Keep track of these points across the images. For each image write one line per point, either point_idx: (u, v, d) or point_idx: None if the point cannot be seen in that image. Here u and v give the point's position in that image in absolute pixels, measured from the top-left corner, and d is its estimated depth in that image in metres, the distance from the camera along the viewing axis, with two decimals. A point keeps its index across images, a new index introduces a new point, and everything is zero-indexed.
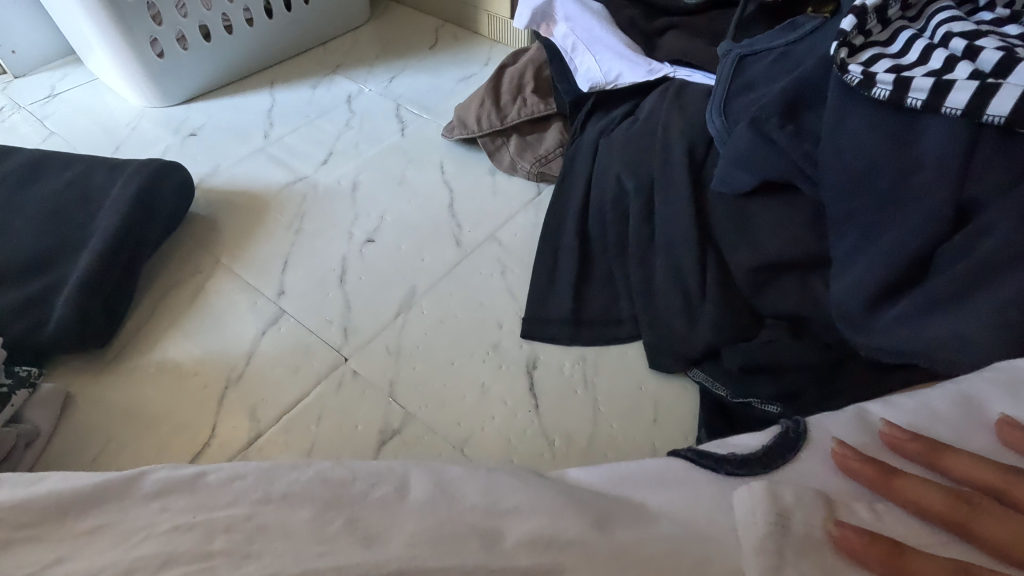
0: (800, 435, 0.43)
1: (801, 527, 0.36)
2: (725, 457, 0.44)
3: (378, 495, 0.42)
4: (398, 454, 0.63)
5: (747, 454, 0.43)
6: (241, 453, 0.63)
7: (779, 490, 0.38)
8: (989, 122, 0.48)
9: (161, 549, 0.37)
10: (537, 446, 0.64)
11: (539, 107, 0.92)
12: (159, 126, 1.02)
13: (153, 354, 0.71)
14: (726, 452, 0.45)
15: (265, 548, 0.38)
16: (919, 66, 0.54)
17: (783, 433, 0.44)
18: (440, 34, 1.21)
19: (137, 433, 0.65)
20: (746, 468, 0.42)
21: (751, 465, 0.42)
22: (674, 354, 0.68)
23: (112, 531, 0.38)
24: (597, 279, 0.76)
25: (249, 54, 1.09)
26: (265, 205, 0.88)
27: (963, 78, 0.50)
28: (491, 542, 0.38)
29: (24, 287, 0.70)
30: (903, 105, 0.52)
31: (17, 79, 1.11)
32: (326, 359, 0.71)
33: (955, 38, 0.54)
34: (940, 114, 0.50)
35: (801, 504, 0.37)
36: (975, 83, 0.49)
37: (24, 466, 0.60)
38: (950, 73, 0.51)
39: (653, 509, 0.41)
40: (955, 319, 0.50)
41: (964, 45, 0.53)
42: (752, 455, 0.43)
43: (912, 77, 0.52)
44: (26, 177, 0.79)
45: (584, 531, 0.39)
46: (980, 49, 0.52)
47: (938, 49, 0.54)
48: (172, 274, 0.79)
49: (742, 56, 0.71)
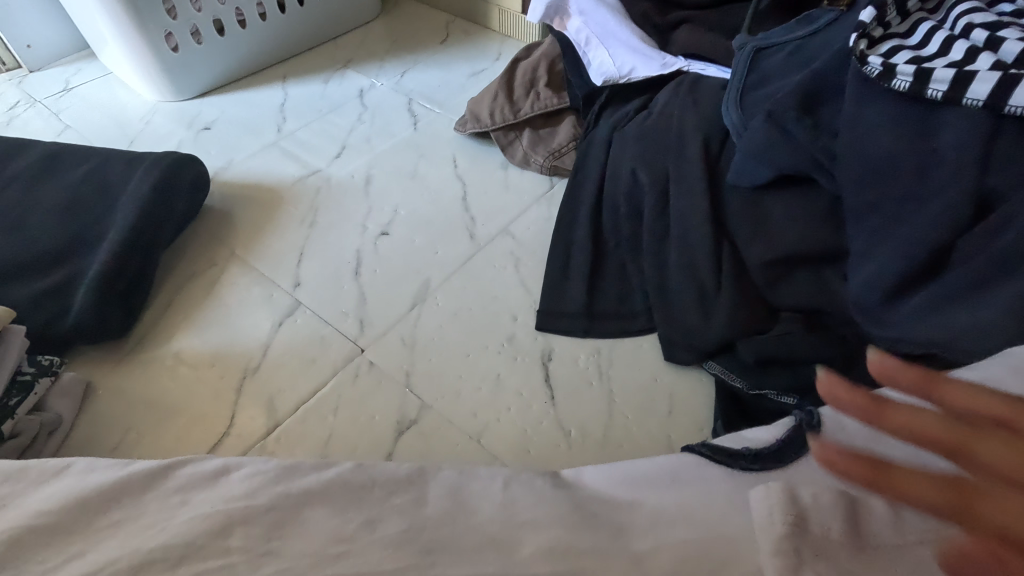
0: (814, 426, 0.44)
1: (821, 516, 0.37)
2: (740, 452, 0.45)
3: (399, 506, 0.42)
4: (414, 444, 0.64)
5: (761, 448, 0.44)
6: (259, 444, 0.64)
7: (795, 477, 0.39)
8: (1011, 112, 0.48)
9: (186, 534, 0.37)
10: (552, 437, 0.64)
11: (552, 101, 0.93)
12: (173, 120, 1.02)
13: (169, 346, 0.72)
14: (741, 446, 0.45)
15: (282, 547, 0.38)
16: (939, 57, 0.54)
17: (796, 425, 0.45)
18: (451, 29, 1.21)
19: (156, 423, 0.65)
20: (760, 463, 0.43)
21: (765, 459, 0.43)
22: (689, 347, 0.68)
23: (139, 519, 0.39)
24: (611, 272, 0.76)
25: (261, 49, 1.10)
26: (279, 198, 0.89)
27: (985, 70, 0.50)
28: (505, 550, 0.39)
29: (42, 278, 0.70)
30: (923, 96, 0.53)
31: (31, 73, 1.12)
32: (342, 351, 0.71)
33: (976, 30, 0.54)
34: (961, 106, 0.50)
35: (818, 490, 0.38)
36: (997, 75, 0.49)
37: (45, 455, 0.60)
38: (971, 64, 0.51)
39: (673, 503, 0.41)
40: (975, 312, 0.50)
41: (985, 36, 0.53)
42: (766, 450, 0.44)
43: (932, 69, 0.52)
44: (44, 169, 0.79)
45: (603, 541, 0.39)
46: (1001, 41, 0.52)
47: (958, 40, 0.54)
48: (187, 267, 0.80)
49: (758, 49, 0.71)
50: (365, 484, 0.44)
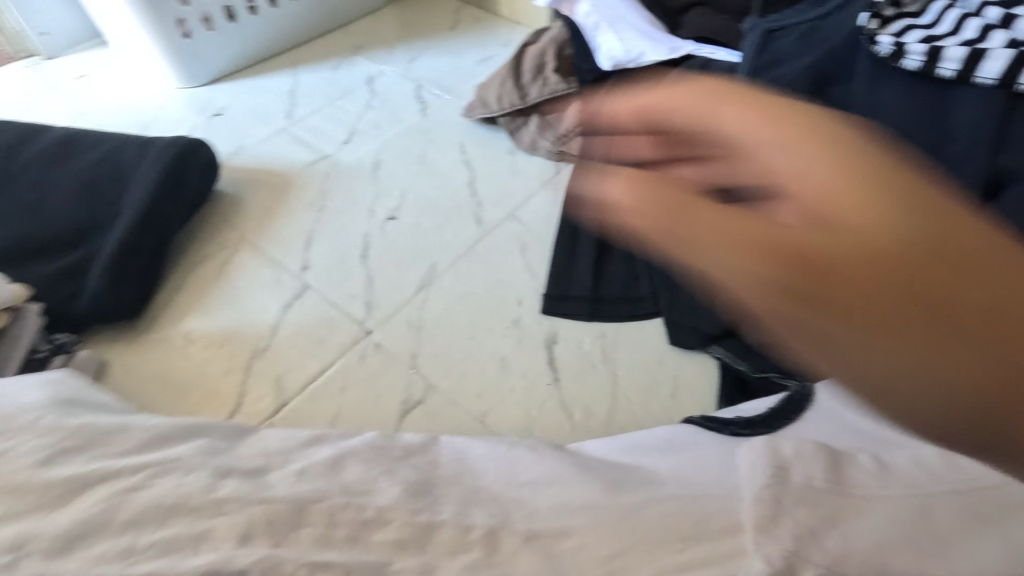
0: (803, 400, 0.51)
1: (791, 475, 0.40)
2: (729, 420, 0.53)
3: None
4: (420, 426, 0.64)
5: (754, 418, 0.51)
6: (268, 421, 0.65)
7: (778, 443, 0.43)
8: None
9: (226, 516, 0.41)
10: (557, 419, 0.64)
11: (561, 86, 0.90)
12: (184, 106, 1.04)
13: (181, 326, 0.73)
14: (732, 415, 0.53)
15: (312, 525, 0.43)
16: (952, 36, 0.53)
17: (790, 399, 0.51)
18: (460, 16, 1.21)
19: (170, 399, 0.67)
20: (750, 429, 0.50)
21: (755, 426, 0.50)
22: (695, 331, 0.67)
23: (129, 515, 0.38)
24: (617, 257, 0.75)
25: (273, 35, 1.10)
26: (290, 183, 0.90)
27: (999, 48, 0.49)
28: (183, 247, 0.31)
29: (58, 260, 0.72)
30: (934, 76, 0.52)
31: (48, 60, 1.14)
32: (349, 333, 0.72)
33: (991, 7, 0.53)
34: (973, 85, 0.50)
35: (803, 457, 0.42)
36: (1011, 53, 0.48)
37: None
38: (984, 42, 0.50)
39: (665, 475, 0.47)
40: None
41: (1000, 14, 0.52)
42: (758, 417, 0.51)
43: (944, 47, 0.51)
44: (58, 154, 0.79)
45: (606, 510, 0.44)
46: (1015, 19, 0.51)
47: (971, 18, 0.53)
48: (198, 252, 0.81)
49: (768, 31, 0.71)
50: None
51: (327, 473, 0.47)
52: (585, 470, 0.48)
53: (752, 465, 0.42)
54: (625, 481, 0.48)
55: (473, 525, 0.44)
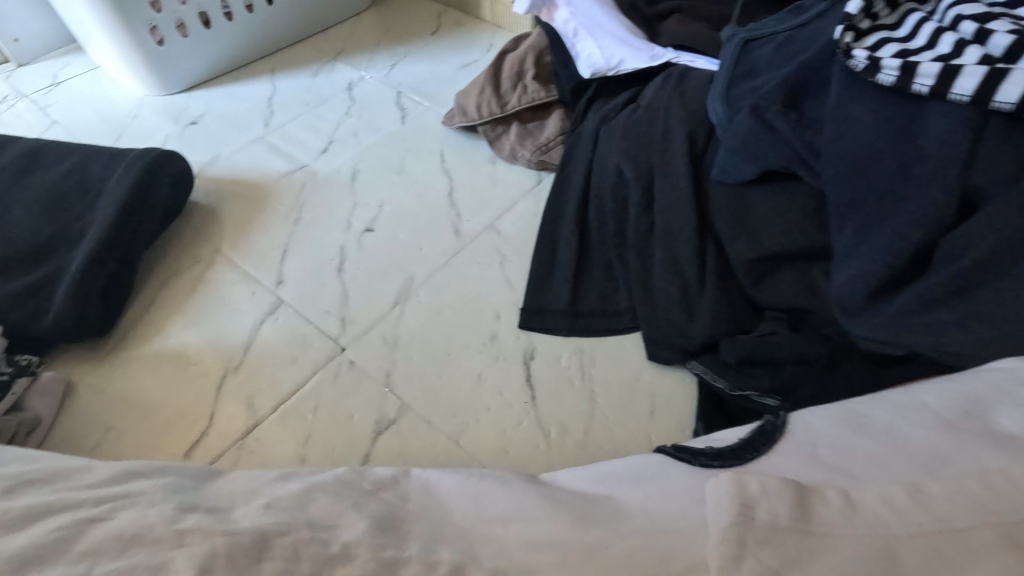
0: (775, 428, 0.47)
1: (752, 513, 0.34)
2: (701, 451, 0.49)
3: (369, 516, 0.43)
4: (394, 446, 0.63)
5: (723, 449, 0.48)
6: (238, 443, 0.64)
7: (742, 478, 0.36)
8: (998, 110, 0.46)
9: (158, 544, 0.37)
10: (532, 438, 0.63)
11: (540, 94, 0.90)
12: (159, 115, 1.02)
13: (152, 344, 0.72)
14: (705, 447, 0.50)
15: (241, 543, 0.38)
16: (927, 51, 0.52)
17: (761, 428, 0.48)
18: (442, 20, 1.19)
19: (138, 421, 0.66)
20: (719, 460, 0.47)
21: (725, 458, 0.47)
22: (673, 347, 0.66)
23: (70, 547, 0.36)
24: (594, 270, 0.74)
25: (250, 42, 1.08)
26: (265, 194, 0.89)
27: (972, 64, 0.48)
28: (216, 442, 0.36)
29: (22, 277, 0.70)
30: (909, 91, 0.51)
31: (20, 67, 1.11)
32: (324, 350, 0.71)
33: (965, 22, 0.52)
34: (947, 101, 0.49)
35: (769, 490, 0.36)
36: (984, 69, 0.47)
37: None
38: (958, 57, 0.49)
39: (634, 507, 0.43)
40: (940, 320, 0.49)
41: (974, 28, 0.51)
42: (729, 448, 0.47)
43: (918, 63, 0.50)
44: (24, 166, 0.78)
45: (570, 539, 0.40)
46: (990, 32, 0.50)
47: (946, 32, 0.52)
48: (171, 266, 0.80)
49: (746, 41, 0.70)
50: (328, 509, 0.43)
51: (291, 504, 0.43)
52: (554, 505, 0.44)
53: (718, 498, 0.36)
54: (597, 512, 0.44)
55: (439, 561, 0.39)
